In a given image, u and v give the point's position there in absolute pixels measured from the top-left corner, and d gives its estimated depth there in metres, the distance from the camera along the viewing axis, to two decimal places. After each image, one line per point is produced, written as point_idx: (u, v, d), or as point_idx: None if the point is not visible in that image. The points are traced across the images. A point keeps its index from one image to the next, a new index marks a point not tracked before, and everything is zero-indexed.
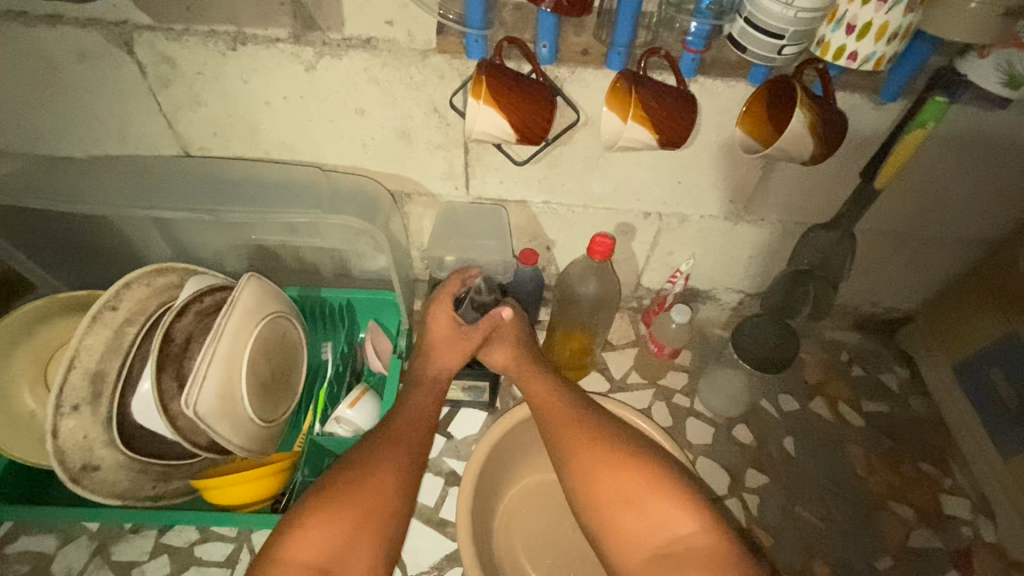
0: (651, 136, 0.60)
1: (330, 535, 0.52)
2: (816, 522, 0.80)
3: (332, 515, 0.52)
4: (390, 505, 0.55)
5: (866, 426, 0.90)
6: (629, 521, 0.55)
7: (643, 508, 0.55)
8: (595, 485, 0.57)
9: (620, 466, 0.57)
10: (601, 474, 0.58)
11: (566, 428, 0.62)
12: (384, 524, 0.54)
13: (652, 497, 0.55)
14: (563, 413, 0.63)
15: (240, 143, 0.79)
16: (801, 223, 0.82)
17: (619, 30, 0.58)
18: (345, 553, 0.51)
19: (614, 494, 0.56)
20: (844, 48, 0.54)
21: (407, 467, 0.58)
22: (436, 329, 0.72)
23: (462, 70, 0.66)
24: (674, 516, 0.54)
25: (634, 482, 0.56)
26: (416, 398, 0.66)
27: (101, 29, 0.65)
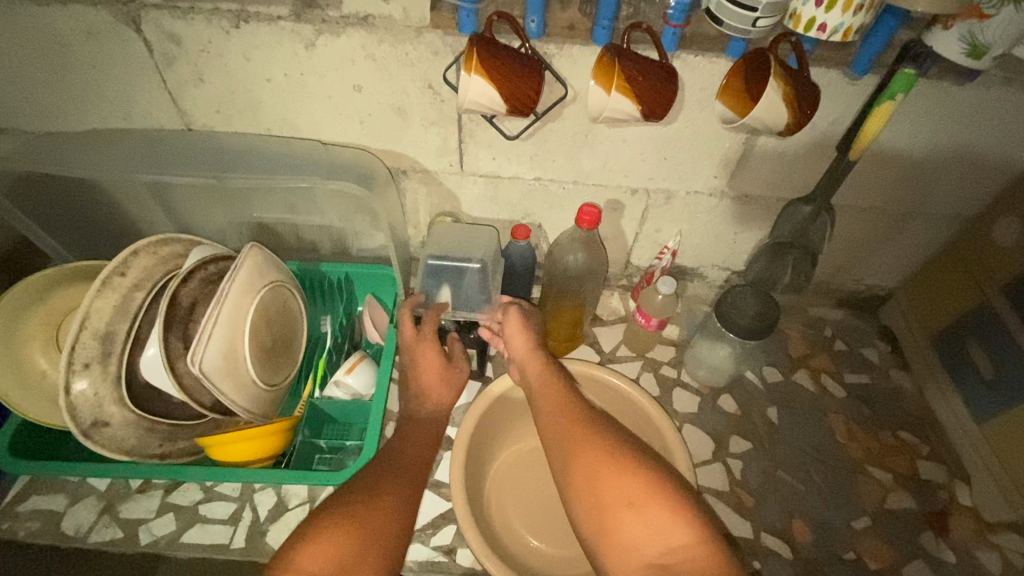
0: (635, 107, 0.63)
1: (337, 550, 0.50)
2: (798, 486, 0.83)
3: (340, 535, 0.51)
4: (394, 535, 0.54)
5: (847, 397, 0.93)
6: (629, 524, 0.53)
7: (642, 512, 0.53)
8: (597, 483, 0.56)
9: (623, 467, 0.56)
10: (605, 474, 0.56)
11: (570, 431, 0.62)
12: (389, 545, 0.53)
13: (653, 500, 0.53)
14: (569, 421, 0.64)
15: (242, 120, 0.82)
16: (783, 198, 0.85)
17: (603, 4, 0.61)
18: (352, 565, 0.50)
19: (615, 495, 0.54)
20: (814, 20, 0.57)
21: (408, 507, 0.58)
22: (427, 369, 0.77)
23: (455, 47, 0.69)
24: (673, 524, 0.51)
25: (637, 485, 0.54)
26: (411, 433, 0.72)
27: (108, 8, 0.68)
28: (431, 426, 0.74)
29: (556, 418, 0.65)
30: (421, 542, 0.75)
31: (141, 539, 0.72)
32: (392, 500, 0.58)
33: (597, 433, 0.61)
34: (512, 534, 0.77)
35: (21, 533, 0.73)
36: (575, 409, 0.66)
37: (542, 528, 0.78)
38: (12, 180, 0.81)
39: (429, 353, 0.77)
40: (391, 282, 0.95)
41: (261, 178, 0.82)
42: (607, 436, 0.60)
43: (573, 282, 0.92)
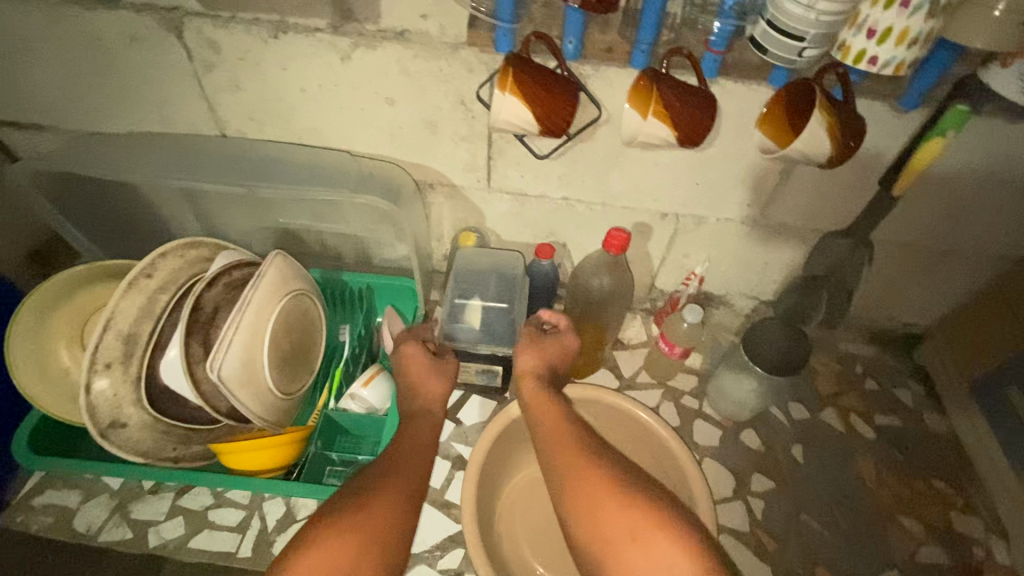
0: (670, 133, 0.61)
1: (328, 562, 0.48)
2: (823, 531, 0.79)
3: (333, 553, 0.49)
4: (388, 545, 0.51)
5: (878, 439, 0.89)
6: (633, 559, 0.49)
7: (647, 546, 0.50)
8: (598, 514, 0.53)
9: (629, 500, 0.53)
10: (606, 504, 0.53)
11: (569, 457, 0.59)
12: (383, 553, 0.51)
13: (660, 534, 0.50)
14: (568, 446, 0.60)
15: (275, 128, 0.83)
16: (817, 230, 0.83)
17: (643, 27, 0.60)
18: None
19: (619, 529, 0.51)
20: (864, 52, 0.55)
21: (410, 507, 0.56)
22: (411, 364, 0.73)
23: (489, 65, 0.69)
24: (679, 559, 0.48)
25: (640, 516, 0.51)
26: (414, 430, 0.66)
27: (153, 14, 0.71)
28: (434, 417, 0.69)
29: (555, 442, 0.62)
30: (428, 564, 0.73)
31: (150, 541, 0.72)
32: (391, 500, 0.55)
33: (597, 462, 0.57)
34: (522, 564, 0.75)
35: (33, 527, 0.73)
36: (574, 433, 0.62)
37: (552, 559, 0.76)
38: (51, 178, 0.83)
39: (415, 353, 0.74)
40: (411, 293, 0.95)
41: (286, 186, 0.83)
42: (609, 465, 0.57)
43: (596, 306, 0.91)
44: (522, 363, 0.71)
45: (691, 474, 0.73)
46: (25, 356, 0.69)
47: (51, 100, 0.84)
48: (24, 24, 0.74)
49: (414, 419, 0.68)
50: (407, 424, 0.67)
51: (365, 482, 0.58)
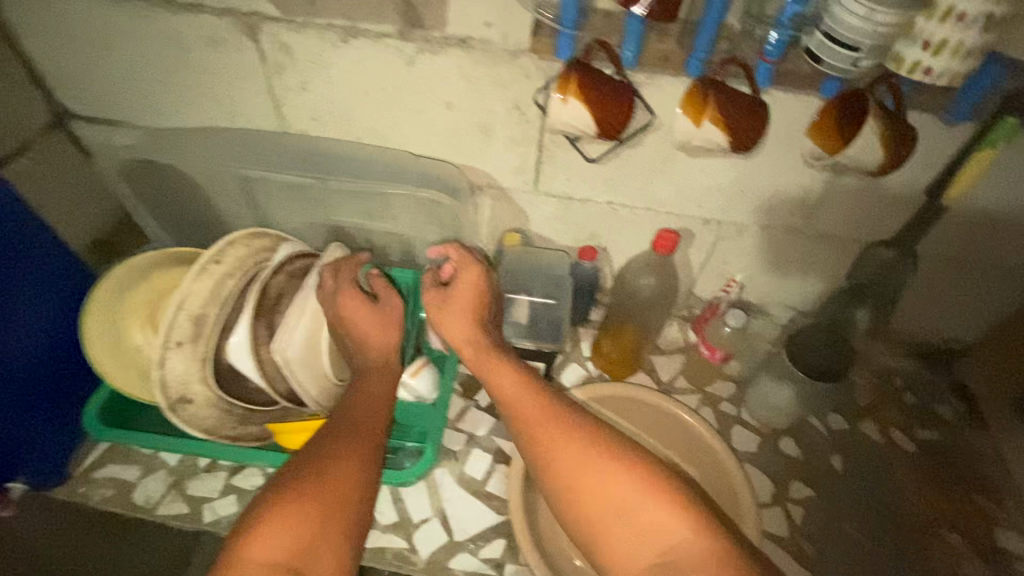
0: (725, 138, 0.64)
1: (292, 535, 0.50)
2: (862, 541, 0.79)
3: (297, 513, 0.52)
4: (354, 499, 0.55)
5: (919, 452, 0.88)
6: (623, 527, 0.54)
7: (636, 513, 0.54)
8: (579, 486, 0.56)
9: (607, 468, 0.56)
10: (586, 476, 0.56)
11: (539, 428, 0.61)
12: (352, 510, 0.54)
13: (644, 500, 0.54)
14: (536, 416, 0.62)
15: (336, 129, 0.87)
16: (859, 240, 0.84)
17: (700, 37, 0.63)
18: (313, 554, 0.50)
19: (602, 501, 0.55)
20: (920, 63, 0.57)
21: (367, 473, 0.58)
22: (357, 318, 0.71)
23: (546, 71, 0.72)
24: (670, 519, 0.53)
25: (623, 484, 0.55)
26: (369, 385, 0.69)
27: (233, 19, 0.76)
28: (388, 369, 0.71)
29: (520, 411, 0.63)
30: (471, 553, 0.74)
31: (204, 517, 0.75)
32: (353, 462, 0.58)
33: (569, 432, 0.60)
34: (563, 554, 0.75)
35: (94, 499, 0.76)
36: (541, 400, 0.63)
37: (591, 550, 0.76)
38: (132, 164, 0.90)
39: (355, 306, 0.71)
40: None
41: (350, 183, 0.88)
42: (582, 434, 0.59)
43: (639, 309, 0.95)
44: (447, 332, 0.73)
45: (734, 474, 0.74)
46: (107, 334, 0.73)
47: (128, 96, 0.90)
48: (112, 26, 0.80)
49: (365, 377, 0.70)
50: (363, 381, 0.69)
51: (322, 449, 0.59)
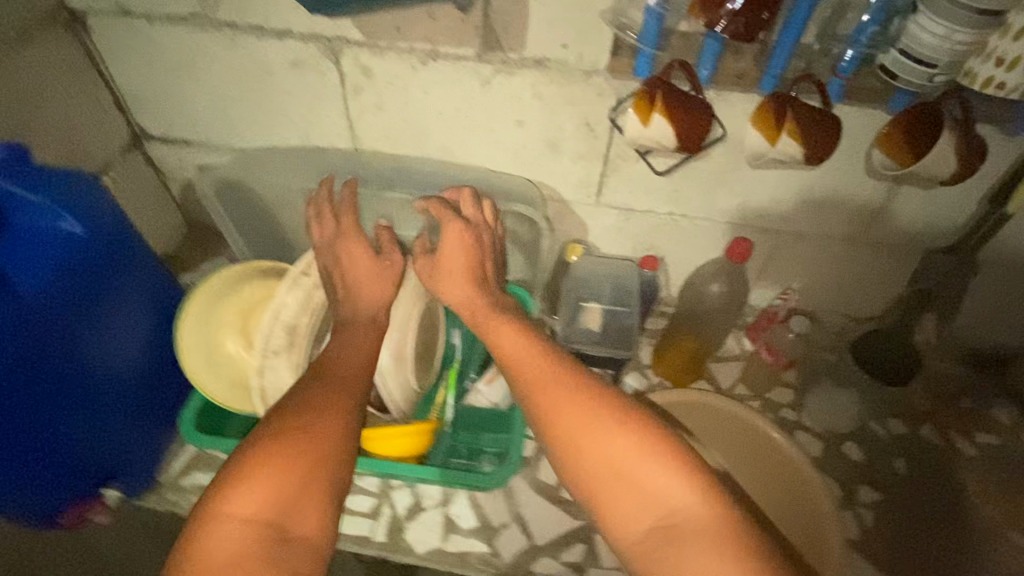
0: (799, 149, 0.68)
1: (278, 489, 0.50)
2: (932, 543, 0.81)
3: (277, 471, 0.51)
4: (338, 457, 0.55)
5: (980, 456, 0.90)
6: (620, 490, 0.53)
7: (633, 478, 0.52)
8: (577, 445, 0.54)
9: (607, 427, 0.54)
10: (585, 436, 0.54)
11: (536, 382, 0.58)
12: (333, 468, 0.54)
13: (645, 463, 0.52)
14: (537, 370, 0.59)
15: (407, 146, 0.91)
16: (915, 248, 0.86)
17: (776, 57, 0.66)
18: (299, 509, 0.51)
19: (600, 463, 0.53)
20: (992, 78, 0.60)
21: (352, 426, 0.58)
22: (358, 267, 0.74)
23: (620, 90, 0.76)
24: (671, 485, 0.51)
25: (623, 447, 0.53)
26: (351, 343, 0.68)
27: (318, 43, 0.80)
28: (373, 326, 0.71)
29: (518, 365, 0.60)
30: (551, 557, 0.76)
31: None
32: (340, 420, 0.57)
33: (568, 387, 0.57)
34: None
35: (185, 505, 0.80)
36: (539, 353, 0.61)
37: None
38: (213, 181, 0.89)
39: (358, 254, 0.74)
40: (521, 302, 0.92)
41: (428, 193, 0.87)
42: (583, 390, 0.57)
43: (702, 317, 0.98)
44: (446, 293, 0.73)
45: (816, 495, 0.74)
46: (200, 345, 0.76)
47: (206, 117, 0.94)
48: (199, 51, 0.85)
49: (351, 333, 0.69)
50: (346, 336, 0.69)
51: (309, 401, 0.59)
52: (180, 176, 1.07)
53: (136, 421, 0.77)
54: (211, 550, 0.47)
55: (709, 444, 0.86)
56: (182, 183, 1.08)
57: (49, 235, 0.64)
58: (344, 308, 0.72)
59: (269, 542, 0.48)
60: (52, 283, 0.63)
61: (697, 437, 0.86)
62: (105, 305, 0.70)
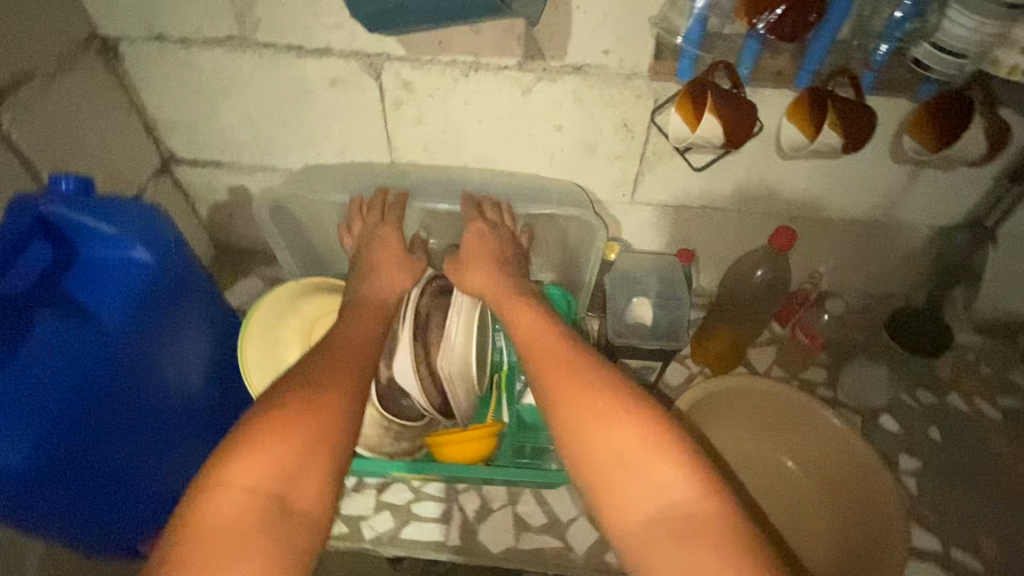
0: (839, 138, 0.72)
1: (278, 458, 0.49)
2: (976, 504, 0.85)
3: (274, 446, 0.50)
4: (341, 432, 0.53)
5: (1006, 419, 0.95)
6: (620, 479, 0.49)
7: (636, 467, 0.49)
8: (581, 429, 0.52)
9: (614, 412, 0.52)
10: (589, 421, 0.52)
11: (547, 364, 0.57)
12: (334, 442, 0.52)
13: (650, 453, 0.49)
14: (550, 353, 0.59)
15: (444, 157, 0.93)
16: (934, 226, 0.91)
17: (811, 56, 0.70)
18: (298, 480, 0.49)
19: (603, 450, 0.51)
20: (1018, 66, 0.64)
21: (358, 405, 0.56)
22: (386, 250, 0.78)
23: (658, 92, 0.79)
24: (673, 477, 0.48)
25: (627, 434, 0.50)
26: (363, 324, 0.67)
27: (359, 60, 0.81)
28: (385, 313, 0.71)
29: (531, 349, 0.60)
30: None
31: (365, 534, 0.79)
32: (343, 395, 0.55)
33: (577, 372, 0.56)
34: None
35: None
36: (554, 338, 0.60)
37: None
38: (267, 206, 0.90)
39: (391, 242, 0.79)
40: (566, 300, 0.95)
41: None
42: (591, 375, 0.55)
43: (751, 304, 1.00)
44: (468, 281, 0.76)
45: (874, 479, 0.78)
46: (261, 357, 0.77)
47: (239, 138, 0.94)
48: (235, 73, 0.85)
49: (364, 316, 0.68)
50: (360, 317, 0.68)
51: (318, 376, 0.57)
52: (208, 198, 1.06)
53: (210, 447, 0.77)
54: (204, 515, 0.45)
55: (756, 423, 0.91)
56: (210, 205, 1.07)
57: (122, 266, 0.63)
58: (363, 286, 0.74)
59: (265, 512, 0.47)
60: (129, 315, 0.63)
61: (745, 418, 0.91)
62: (179, 333, 0.69)
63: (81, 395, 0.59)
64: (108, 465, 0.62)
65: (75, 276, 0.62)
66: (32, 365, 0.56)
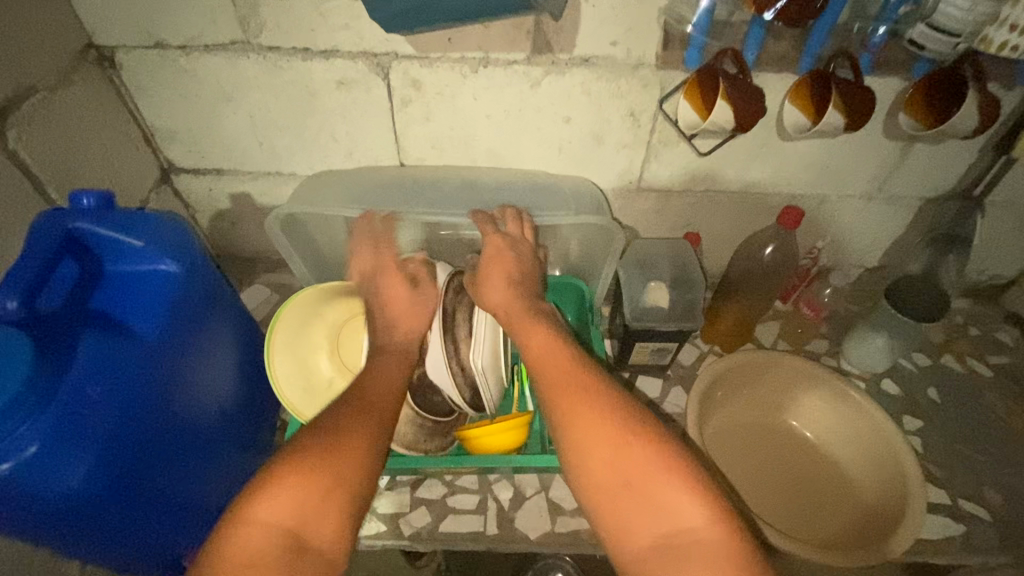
0: (842, 119, 0.75)
1: (301, 498, 0.51)
2: (976, 456, 0.91)
3: (299, 485, 0.51)
4: (363, 468, 0.55)
5: (995, 375, 1.01)
6: (630, 506, 0.51)
7: (646, 495, 0.51)
8: (593, 456, 0.54)
9: (626, 440, 0.53)
10: (602, 449, 0.54)
11: (562, 389, 0.59)
12: (356, 479, 0.54)
13: (661, 481, 0.51)
14: (564, 377, 0.60)
15: (452, 154, 0.93)
16: (923, 197, 0.96)
17: (813, 40, 0.73)
18: (318, 518, 0.51)
19: (614, 477, 0.52)
20: (1007, 42, 0.69)
21: (380, 444, 0.58)
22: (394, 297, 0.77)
23: (665, 81, 0.81)
24: (682, 504, 0.50)
25: (639, 464, 0.52)
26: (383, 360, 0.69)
27: (366, 60, 0.81)
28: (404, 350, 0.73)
29: (546, 372, 0.61)
30: None
31: (403, 531, 0.80)
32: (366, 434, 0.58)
33: (591, 398, 0.57)
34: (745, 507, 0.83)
35: None
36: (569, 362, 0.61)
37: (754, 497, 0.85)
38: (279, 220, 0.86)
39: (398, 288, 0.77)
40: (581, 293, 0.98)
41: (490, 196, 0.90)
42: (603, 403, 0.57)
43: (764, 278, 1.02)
44: (484, 297, 0.74)
45: (885, 440, 0.84)
46: (290, 373, 0.78)
47: (242, 144, 0.93)
48: (238, 78, 0.84)
49: (382, 352, 0.71)
50: (381, 355, 0.70)
51: (337, 417, 0.59)
52: (209, 207, 1.04)
53: (243, 458, 0.76)
54: (231, 556, 0.47)
55: (768, 396, 0.94)
56: (211, 213, 1.05)
57: (151, 279, 0.62)
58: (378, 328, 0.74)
59: (287, 551, 0.48)
60: (166, 326, 0.62)
61: (758, 392, 0.94)
62: (209, 346, 0.69)
63: (135, 412, 0.57)
64: (162, 481, 0.61)
65: (104, 292, 0.61)
66: (83, 383, 0.54)
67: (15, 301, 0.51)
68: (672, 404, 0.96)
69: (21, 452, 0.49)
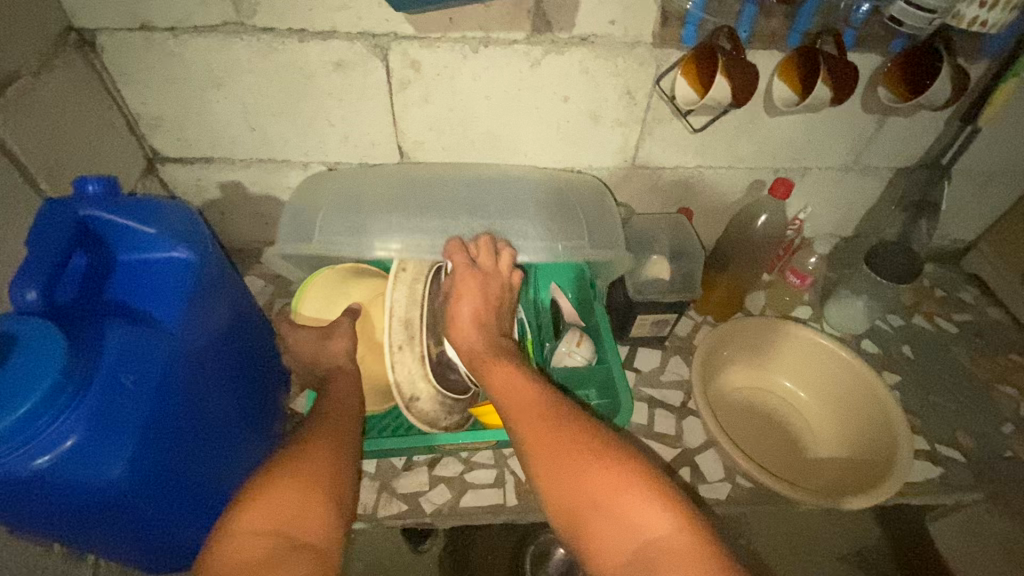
0: (828, 93, 0.80)
1: (285, 501, 0.51)
2: (948, 405, 0.99)
3: (282, 488, 0.52)
4: (343, 477, 0.57)
5: (961, 331, 1.10)
6: (599, 525, 0.50)
7: (613, 510, 0.50)
8: (560, 479, 0.53)
9: (590, 456, 0.53)
10: (567, 471, 0.53)
11: (525, 418, 0.58)
12: (334, 486, 0.55)
13: (628, 494, 0.51)
14: (528, 406, 0.59)
15: (451, 135, 0.94)
16: (894, 167, 1.02)
17: (800, 18, 0.77)
18: (303, 516, 0.51)
19: (582, 497, 0.52)
20: (977, 17, 0.74)
21: (351, 457, 0.60)
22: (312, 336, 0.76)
23: (661, 59, 0.83)
24: (651, 514, 0.50)
25: (605, 479, 0.52)
26: (338, 386, 0.71)
27: (365, 41, 0.80)
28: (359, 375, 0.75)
29: (509, 407, 0.60)
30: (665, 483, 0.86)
31: (425, 508, 0.81)
32: (335, 445, 0.60)
33: (554, 422, 0.57)
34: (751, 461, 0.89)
35: None
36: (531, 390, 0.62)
37: (756, 451, 0.91)
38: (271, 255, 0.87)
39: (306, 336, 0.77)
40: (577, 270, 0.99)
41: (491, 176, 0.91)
42: (567, 425, 0.56)
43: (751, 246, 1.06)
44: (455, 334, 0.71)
45: (868, 393, 0.90)
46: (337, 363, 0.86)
47: (232, 131, 0.91)
48: (230, 63, 0.81)
49: (339, 380, 0.73)
50: (335, 383, 0.72)
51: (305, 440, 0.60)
52: (197, 197, 1.01)
53: (263, 444, 0.76)
54: (217, 567, 0.46)
55: (759, 358, 1.00)
56: (199, 203, 1.02)
57: (165, 268, 0.61)
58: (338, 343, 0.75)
59: (275, 550, 0.48)
60: (187, 312, 0.61)
61: (751, 355, 0.99)
62: (223, 334, 0.68)
63: (168, 400, 0.56)
64: (195, 468, 0.61)
65: (121, 281, 0.60)
66: (118, 368, 0.53)
67: (35, 292, 0.51)
68: (672, 372, 1.01)
69: (60, 444, 0.48)
